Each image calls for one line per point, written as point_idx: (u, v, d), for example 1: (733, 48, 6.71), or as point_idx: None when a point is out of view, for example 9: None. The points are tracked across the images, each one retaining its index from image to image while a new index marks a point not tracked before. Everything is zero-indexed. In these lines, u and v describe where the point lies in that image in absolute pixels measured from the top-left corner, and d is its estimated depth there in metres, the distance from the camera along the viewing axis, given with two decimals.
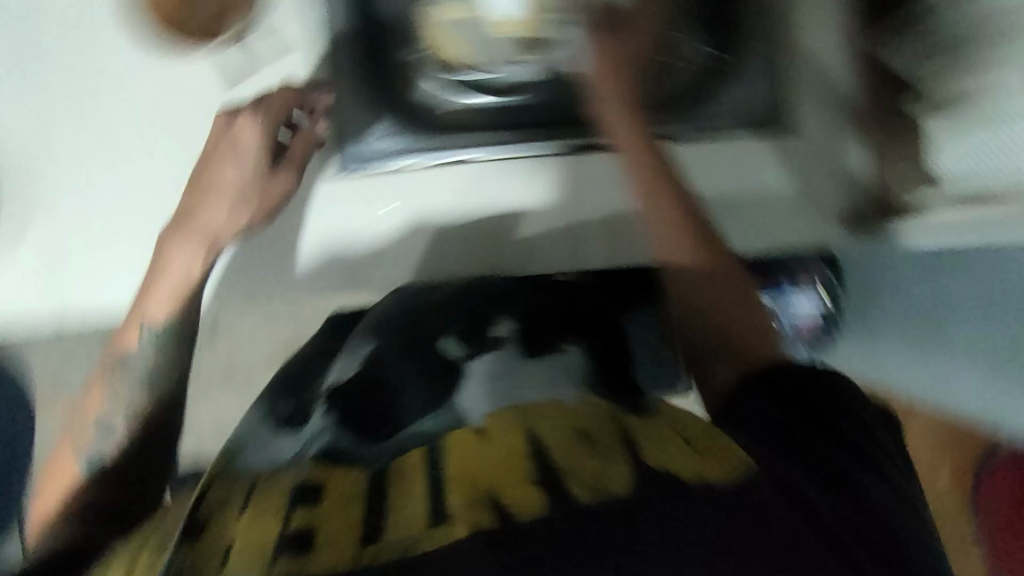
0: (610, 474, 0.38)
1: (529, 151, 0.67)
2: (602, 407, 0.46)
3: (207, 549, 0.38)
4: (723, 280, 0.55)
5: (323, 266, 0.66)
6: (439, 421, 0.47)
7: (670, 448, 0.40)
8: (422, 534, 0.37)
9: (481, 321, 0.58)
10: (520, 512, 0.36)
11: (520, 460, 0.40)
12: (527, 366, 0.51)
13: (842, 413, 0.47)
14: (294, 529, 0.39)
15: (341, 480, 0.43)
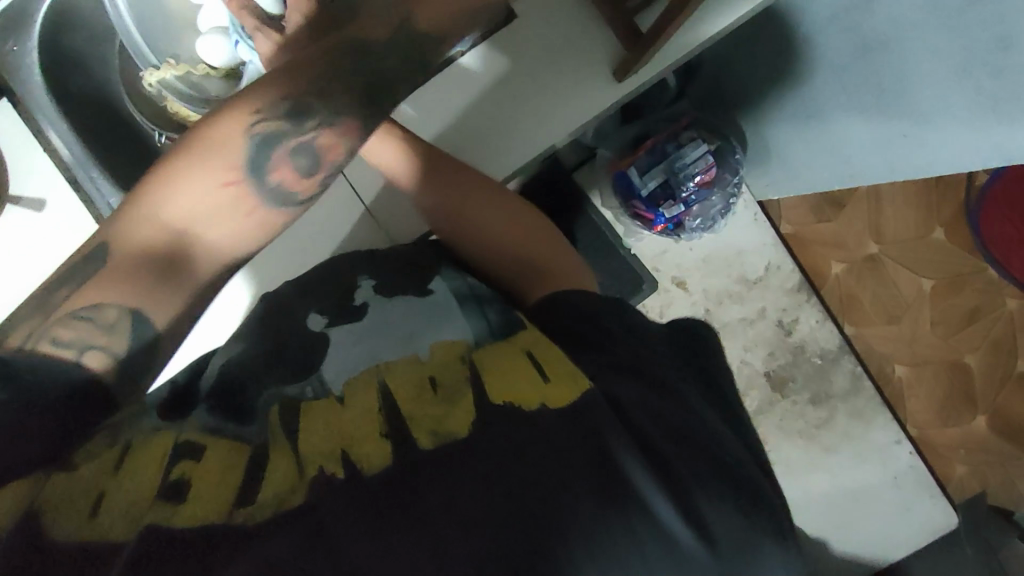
0: (454, 414, 0.39)
1: None
2: (451, 354, 0.47)
3: (79, 492, 0.37)
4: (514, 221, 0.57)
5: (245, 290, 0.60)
6: (305, 390, 0.47)
7: (514, 379, 0.41)
8: (291, 487, 0.37)
9: (347, 296, 0.57)
10: (369, 464, 0.37)
11: (375, 415, 0.40)
12: (387, 335, 0.51)
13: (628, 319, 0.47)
14: (167, 483, 0.38)
15: (224, 445, 0.42)
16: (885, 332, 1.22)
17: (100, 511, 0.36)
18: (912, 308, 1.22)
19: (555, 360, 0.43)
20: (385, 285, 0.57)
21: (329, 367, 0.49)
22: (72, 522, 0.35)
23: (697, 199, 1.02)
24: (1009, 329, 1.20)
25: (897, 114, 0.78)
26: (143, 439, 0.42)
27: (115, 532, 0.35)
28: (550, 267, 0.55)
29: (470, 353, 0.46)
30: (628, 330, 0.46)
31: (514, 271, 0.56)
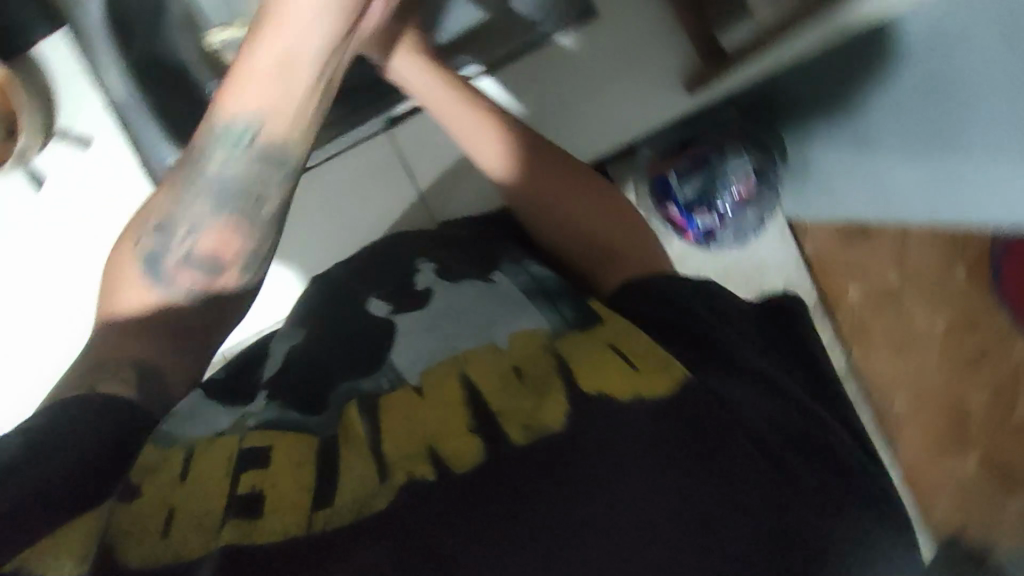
0: (544, 409, 0.43)
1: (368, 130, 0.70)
2: (531, 338, 0.49)
3: (148, 510, 0.40)
4: (587, 197, 0.58)
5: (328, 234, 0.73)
6: (381, 381, 0.50)
7: (605, 370, 0.44)
8: (370, 492, 0.40)
9: (409, 286, 0.60)
10: (458, 462, 0.41)
11: (458, 411, 0.43)
12: (461, 321, 0.53)
13: (721, 323, 0.50)
14: (241, 493, 0.41)
15: (288, 440, 0.45)
16: (896, 362, 1.23)
17: (172, 531, 0.40)
18: (923, 342, 1.23)
19: (630, 342, 0.46)
20: (447, 269, 0.61)
21: (403, 357, 0.51)
22: (151, 541, 0.39)
23: (733, 213, 1.03)
24: (1017, 372, 1.21)
25: (953, 158, 0.77)
26: (204, 447, 0.46)
27: (195, 550, 0.39)
28: (624, 250, 0.57)
29: (554, 338, 0.48)
30: (729, 327, 0.50)
31: (580, 244, 0.58)
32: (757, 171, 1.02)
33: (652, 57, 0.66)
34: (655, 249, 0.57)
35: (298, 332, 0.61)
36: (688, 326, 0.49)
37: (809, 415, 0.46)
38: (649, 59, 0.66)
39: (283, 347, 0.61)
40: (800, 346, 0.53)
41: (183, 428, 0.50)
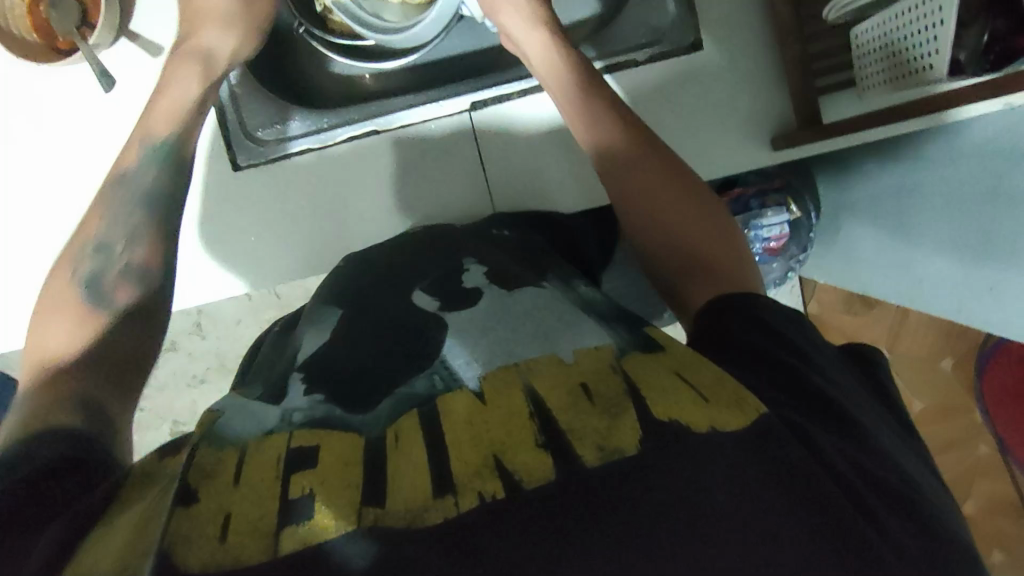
0: (621, 428, 0.37)
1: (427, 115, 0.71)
2: (601, 355, 0.44)
3: (202, 519, 0.36)
4: (672, 197, 0.55)
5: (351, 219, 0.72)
6: (435, 382, 0.45)
7: (677, 398, 0.38)
8: (424, 503, 0.36)
9: (456, 281, 0.56)
10: (528, 478, 0.36)
11: (523, 422, 0.39)
12: (520, 326, 0.48)
13: (805, 354, 0.42)
14: (294, 498, 0.37)
15: (337, 440, 0.41)
16: None
17: (231, 536, 0.36)
18: None
19: (700, 368, 0.41)
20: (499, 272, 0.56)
21: (458, 355, 0.47)
22: (203, 544, 0.35)
23: (761, 263, 1.05)
24: (972, 471, 1.21)
25: (985, 268, 0.81)
26: (256, 447, 0.42)
27: (250, 556, 0.35)
28: (715, 264, 0.51)
29: (620, 356, 0.43)
30: (812, 353, 0.42)
31: (680, 261, 0.53)
32: (793, 221, 1.01)
33: (748, 102, 0.67)
34: (745, 265, 0.51)
35: (339, 313, 0.58)
36: (771, 355, 0.42)
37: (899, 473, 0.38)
38: (744, 104, 0.67)
39: (319, 334, 0.57)
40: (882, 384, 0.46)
41: (229, 428, 0.44)
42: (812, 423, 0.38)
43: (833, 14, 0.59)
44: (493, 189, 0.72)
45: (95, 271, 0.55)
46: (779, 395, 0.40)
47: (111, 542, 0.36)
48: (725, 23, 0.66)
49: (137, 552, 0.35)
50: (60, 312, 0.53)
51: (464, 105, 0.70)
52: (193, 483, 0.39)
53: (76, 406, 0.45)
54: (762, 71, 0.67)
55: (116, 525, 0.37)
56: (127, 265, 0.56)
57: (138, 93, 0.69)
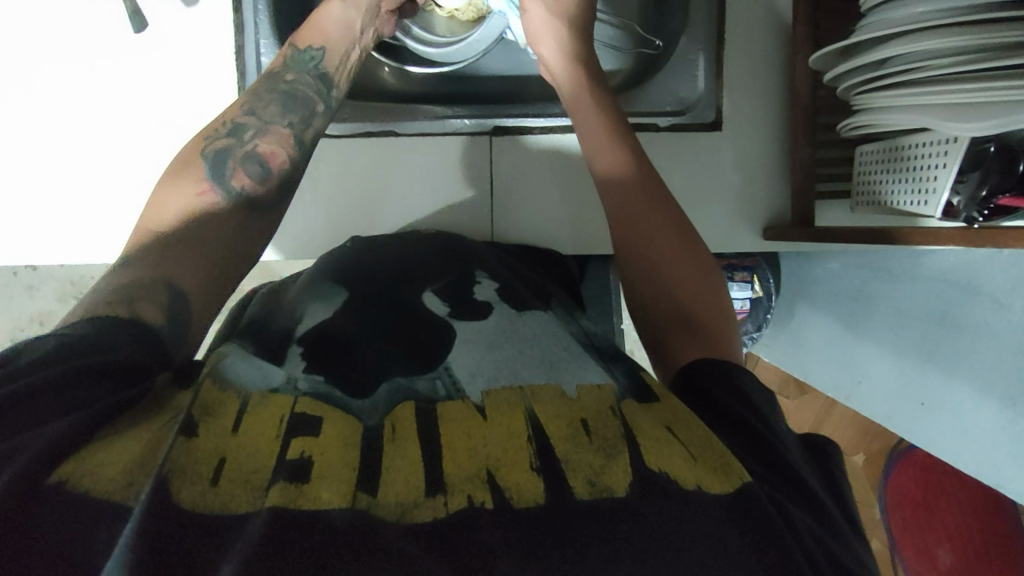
0: (612, 468, 0.39)
1: (447, 127, 0.72)
2: (605, 394, 0.46)
3: (200, 457, 0.37)
4: (675, 246, 0.55)
5: (355, 208, 0.73)
6: (436, 385, 0.48)
7: (671, 451, 0.40)
8: (416, 501, 0.37)
9: (467, 290, 0.60)
10: (519, 497, 0.38)
11: (521, 443, 0.42)
12: (526, 352, 0.51)
13: (777, 422, 0.44)
14: (291, 457, 0.38)
15: (339, 418, 0.43)
16: None
17: (223, 481, 0.36)
18: None
19: (689, 426, 0.42)
20: (509, 291, 0.60)
21: (461, 364, 0.50)
22: (199, 484, 0.35)
23: None
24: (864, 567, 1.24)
25: (926, 383, 0.89)
26: (258, 400, 0.43)
27: (241, 504, 0.35)
28: (704, 323, 0.51)
29: (619, 400, 0.46)
30: (787, 433, 0.43)
31: (670, 314, 0.53)
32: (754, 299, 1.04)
33: (751, 185, 0.71)
34: (731, 328, 0.52)
35: (343, 298, 0.59)
36: (747, 424, 0.42)
37: (856, 556, 0.37)
38: (747, 186, 0.71)
39: (321, 311, 0.58)
40: (834, 474, 0.43)
41: (234, 371, 0.45)
42: (787, 499, 0.39)
43: (848, 130, 0.64)
44: (494, 210, 0.74)
45: (223, 149, 0.54)
46: (760, 468, 0.40)
47: (118, 454, 0.36)
48: (746, 107, 0.71)
49: (143, 471, 0.35)
50: (177, 179, 0.52)
51: (487, 125, 0.72)
52: (195, 416, 0.39)
53: (167, 303, 0.43)
54: (769, 165, 0.71)
55: (125, 438, 0.37)
56: (253, 151, 0.55)
57: (169, 44, 0.69)
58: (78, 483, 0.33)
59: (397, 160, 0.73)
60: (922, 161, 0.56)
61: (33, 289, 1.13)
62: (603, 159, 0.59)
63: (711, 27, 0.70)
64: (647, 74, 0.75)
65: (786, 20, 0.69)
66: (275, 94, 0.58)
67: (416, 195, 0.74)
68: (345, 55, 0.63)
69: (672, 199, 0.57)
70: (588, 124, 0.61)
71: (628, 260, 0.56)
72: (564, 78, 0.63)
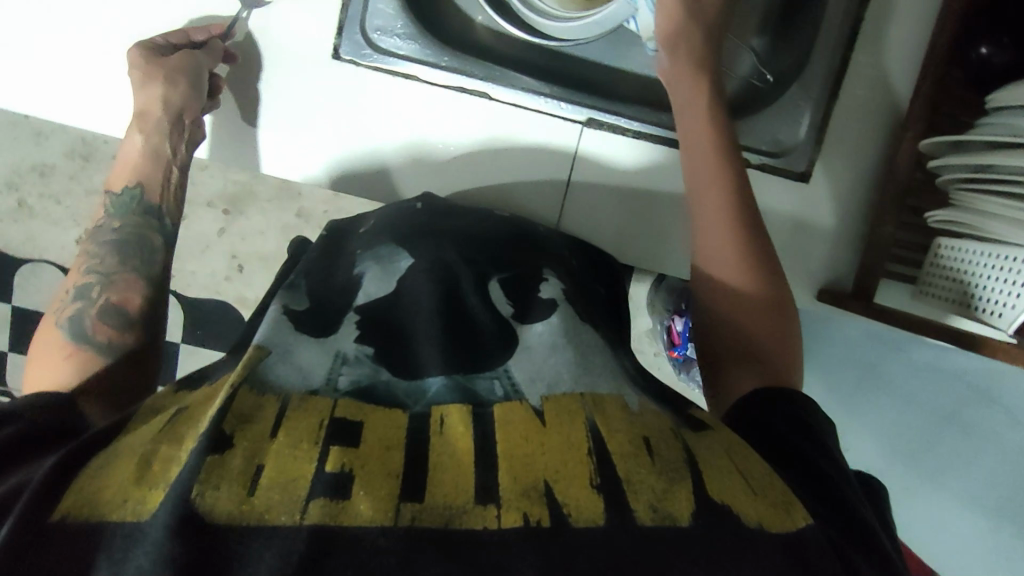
0: (676, 496, 0.38)
1: (537, 105, 0.71)
2: (661, 419, 0.46)
3: (235, 468, 0.36)
4: (758, 275, 0.53)
5: (421, 170, 0.72)
6: (495, 385, 0.47)
7: (731, 483, 0.40)
8: (464, 509, 0.37)
9: (531, 287, 0.59)
10: (577, 514, 0.37)
11: (582, 457, 0.40)
12: (590, 361, 0.51)
13: (847, 469, 0.43)
14: (330, 471, 0.37)
15: (382, 418, 0.42)
16: None
17: (259, 492, 0.35)
18: None
19: (749, 459, 0.42)
20: (572, 298, 0.59)
21: (521, 367, 0.49)
22: (232, 498, 0.35)
23: None
24: None
25: (905, 474, 0.93)
26: (297, 403, 0.42)
27: (277, 516, 0.34)
28: (768, 361, 0.51)
29: (678, 430, 0.45)
30: (849, 467, 0.43)
31: (736, 344, 0.52)
32: None
33: (817, 248, 0.72)
34: (798, 371, 0.52)
35: (407, 261, 0.59)
36: (814, 471, 0.42)
37: None
38: (813, 248, 0.72)
39: (384, 277, 0.58)
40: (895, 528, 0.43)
41: (275, 373, 0.44)
42: (854, 550, 0.38)
43: (935, 222, 0.63)
44: (567, 204, 0.74)
45: (73, 316, 0.56)
46: (820, 506, 0.40)
47: (119, 472, 0.35)
48: (840, 172, 0.70)
49: (138, 487, 0.35)
50: (46, 359, 0.54)
51: (582, 116, 0.71)
52: (229, 427, 0.38)
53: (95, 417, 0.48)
54: (843, 233, 0.71)
55: (124, 453, 0.37)
56: (106, 301, 0.57)
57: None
58: (78, 513, 0.33)
59: (472, 133, 0.71)
60: (1002, 279, 0.56)
61: (41, 137, 1.03)
62: (705, 167, 0.56)
63: (826, 86, 0.69)
64: (751, 109, 0.74)
65: (904, 92, 0.68)
66: (107, 246, 0.61)
67: (480, 171, 0.73)
68: (164, 184, 0.66)
69: (761, 223, 0.56)
70: (692, 123, 0.58)
71: (701, 274, 0.55)
72: (681, 69, 0.60)
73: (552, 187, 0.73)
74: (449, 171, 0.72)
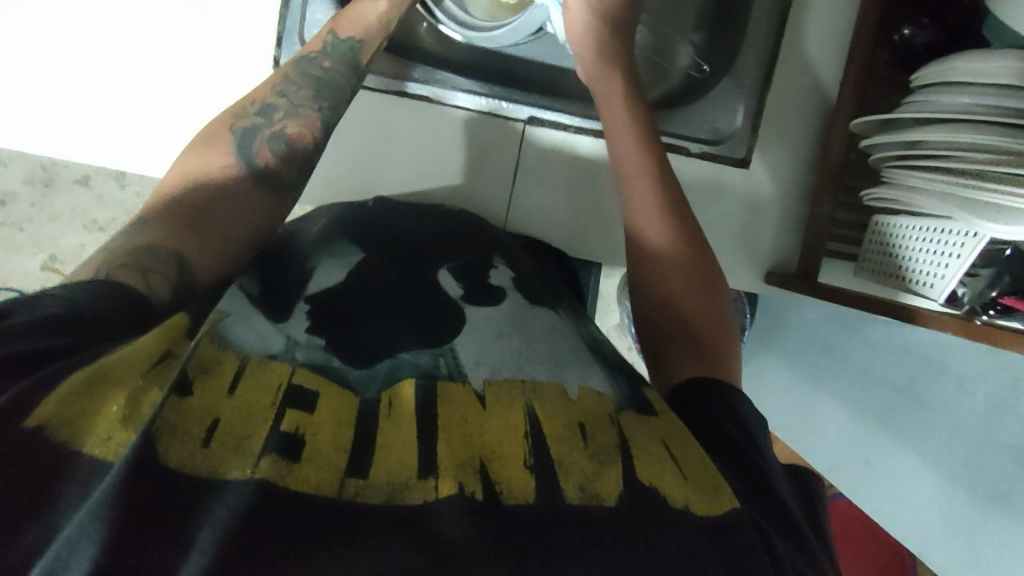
0: (605, 474, 0.39)
1: (481, 103, 0.73)
2: (602, 401, 0.46)
3: (192, 416, 0.36)
4: (683, 252, 0.55)
5: (378, 169, 0.74)
6: (440, 363, 0.47)
7: (661, 466, 0.41)
8: (407, 482, 0.37)
9: (481, 274, 0.61)
10: (509, 491, 0.37)
11: (520, 438, 0.41)
12: (537, 346, 0.51)
13: (769, 456, 0.44)
14: (283, 431, 0.38)
15: (336, 394, 0.43)
16: None
17: (214, 443, 0.36)
18: None
19: (684, 444, 0.43)
20: (523, 282, 0.61)
21: (466, 349, 0.50)
22: (189, 445, 0.35)
23: None
24: None
25: (873, 447, 0.94)
26: (255, 364, 0.42)
27: (229, 470, 0.34)
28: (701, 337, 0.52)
29: (618, 411, 0.46)
30: (772, 454, 0.45)
31: (675, 321, 0.53)
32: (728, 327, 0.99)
33: (765, 227, 0.73)
34: (734, 349, 0.53)
35: (361, 256, 0.61)
36: (738, 456, 0.44)
37: None
38: (761, 227, 0.73)
39: (338, 266, 0.59)
40: (814, 509, 0.45)
41: (235, 335, 0.44)
42: (774, 529, 0.40)
43: (869, 200, 0.65)
44: (516, 194, 0.75)
45: None
46: (747, 491, 0.41)
47: (106, 406, 0.35)
48: (780, 153, 0.72)
49: (122, 425, 0.34)
50: None
51: (523, 114, 0.73)
52: (191, 375, 0.39)
53: None
54: (788, 211, 0.73)
55: (114, 380, 0.36)
56: None
57: None
58: (55, 431, 0.33)
59: (426, 129, 0.73)
60: (930, 252, 0.58)
61: None
62: (633, 157, 0.58)
63: (760, 70, 0.71)
64: (687, 97, 0.75)
65: (834, 76, 0.71)
66: None
67: (436, 165, 0.74)
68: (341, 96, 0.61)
69: (690, 212, 0.58)
70: (615, 118, 0.61)
71: (638, 263, 0.56)
72: (602, 67, 0.63)
73: (510, 169, 0.75)
74: (407, 156, 0.74)
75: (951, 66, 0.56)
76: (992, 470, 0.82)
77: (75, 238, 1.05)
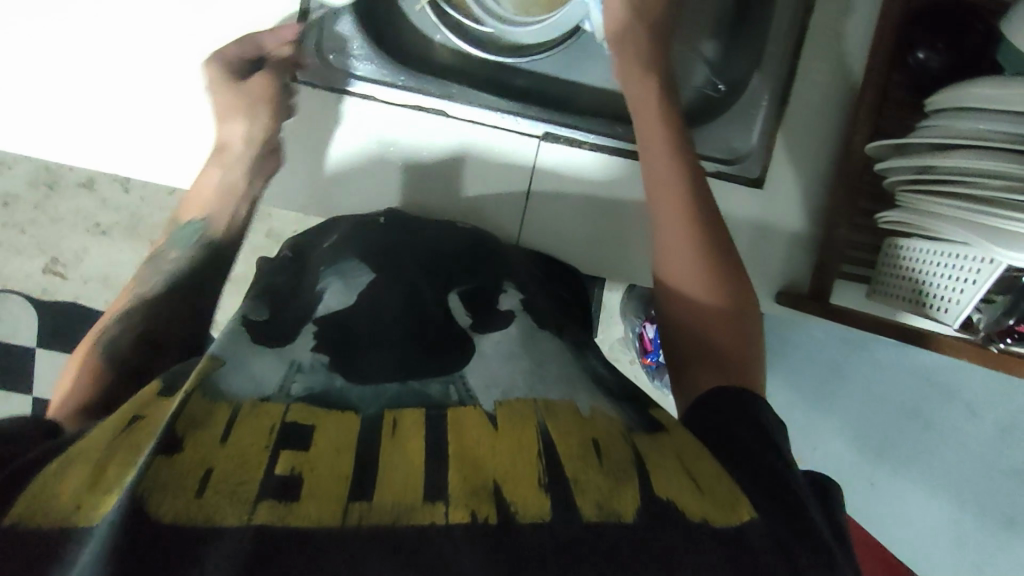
0: (622, 493, 0.39)
1: (501, 118, 0.74)
2: (615, 422, 0.46)
3: (182, 469, 0.36)
4: (707, 267, 0.55)
5: (393, 180, 0.74)
6: (451, 391, 0.47)
7: (678, 482, 0.40)
8: (414, 506, 0.37)
9: (489, 300, 0.60)
10: (525, 511, 0.37)
11: (532, 458, 0.40)
12: (549, 372, 0.51)
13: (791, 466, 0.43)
14: (279, 473, 0.37)
15: (335, 423, 0.42)
16: None
17: (208, 492, 0.35)
18: None
19: (699, 460, 0.42)
20: (532, 304, 0.61)
21: (477, 374, 0.49)
22: (179, 500, 0.35)
23: None
24: None
25: (879, 468, 0.94)
26: (249, 408, 0.42)
27: (222, 518, 0.34)
28: (729, 358, 0.52)
29: (629, 432, 0.45)
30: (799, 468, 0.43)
31: (693, 335, 0.54)
32: None
33: (774, 251, 0.73)
34: (755, 364, 0.53)
35: (371, 277, 0.60)
36: (754, 466, 0.43)
37: None
38: (770, 249, 0.73)
39: (344, 289, 0.59)
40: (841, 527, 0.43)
41: (227, 382, 0.44)
42: (792, 541, 0.38)
43: (884, 223, 0.65)
44: (528, 214, 0.75)
45: None
46: (763, 501, 0.40)
47: (68, 481, 0.35)
48: (794, 175, 0.72)
49: (96, 490, 0.35)
50: None
51: (538, 130, 0.74)
52: (180, 430, 0.38)
53: None
54: (798, 234, 0.73)
55: (81, 461, 0.36)
56: None
57: None
58: (31, 520, 0.33)
59: (440, 134, 0.74)
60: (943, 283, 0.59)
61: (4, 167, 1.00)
62: (660, 162, 0.58)
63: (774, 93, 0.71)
64: (703, 117, 0.76)
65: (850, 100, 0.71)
66: None
67: (450, 173, 0.75)
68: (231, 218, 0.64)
69: (719, 220, 0.57)
70: (642, 121, 0.61)
71: (664, 282, 0.57)
72: (631, 71, 0.63)
73: (521, 182, 0.75)
74: (419, 178, 0.75)
75: (966, 88, 0.56)
76: (999, 500, 0.91)
77: (77, 239, 1.03)
